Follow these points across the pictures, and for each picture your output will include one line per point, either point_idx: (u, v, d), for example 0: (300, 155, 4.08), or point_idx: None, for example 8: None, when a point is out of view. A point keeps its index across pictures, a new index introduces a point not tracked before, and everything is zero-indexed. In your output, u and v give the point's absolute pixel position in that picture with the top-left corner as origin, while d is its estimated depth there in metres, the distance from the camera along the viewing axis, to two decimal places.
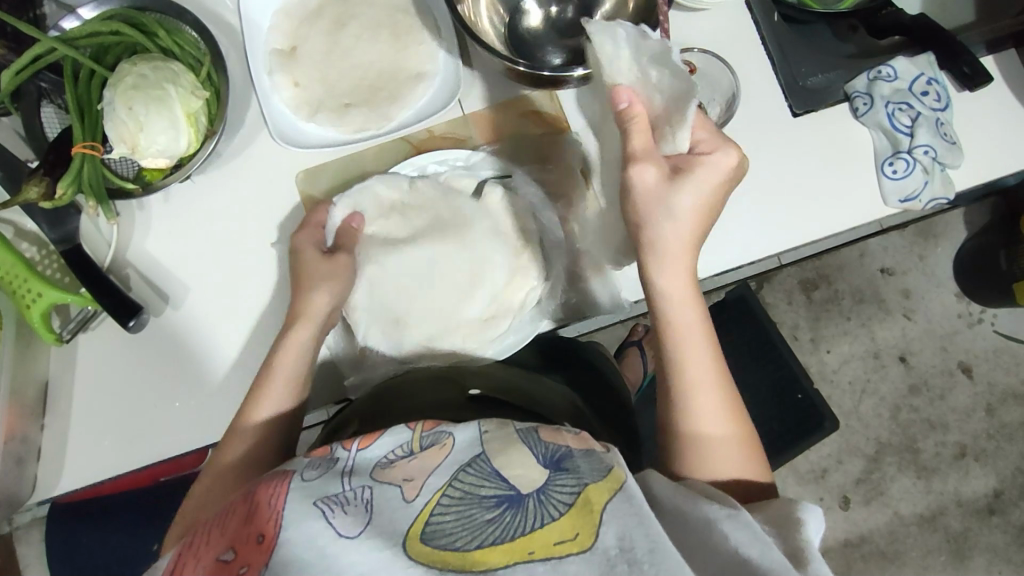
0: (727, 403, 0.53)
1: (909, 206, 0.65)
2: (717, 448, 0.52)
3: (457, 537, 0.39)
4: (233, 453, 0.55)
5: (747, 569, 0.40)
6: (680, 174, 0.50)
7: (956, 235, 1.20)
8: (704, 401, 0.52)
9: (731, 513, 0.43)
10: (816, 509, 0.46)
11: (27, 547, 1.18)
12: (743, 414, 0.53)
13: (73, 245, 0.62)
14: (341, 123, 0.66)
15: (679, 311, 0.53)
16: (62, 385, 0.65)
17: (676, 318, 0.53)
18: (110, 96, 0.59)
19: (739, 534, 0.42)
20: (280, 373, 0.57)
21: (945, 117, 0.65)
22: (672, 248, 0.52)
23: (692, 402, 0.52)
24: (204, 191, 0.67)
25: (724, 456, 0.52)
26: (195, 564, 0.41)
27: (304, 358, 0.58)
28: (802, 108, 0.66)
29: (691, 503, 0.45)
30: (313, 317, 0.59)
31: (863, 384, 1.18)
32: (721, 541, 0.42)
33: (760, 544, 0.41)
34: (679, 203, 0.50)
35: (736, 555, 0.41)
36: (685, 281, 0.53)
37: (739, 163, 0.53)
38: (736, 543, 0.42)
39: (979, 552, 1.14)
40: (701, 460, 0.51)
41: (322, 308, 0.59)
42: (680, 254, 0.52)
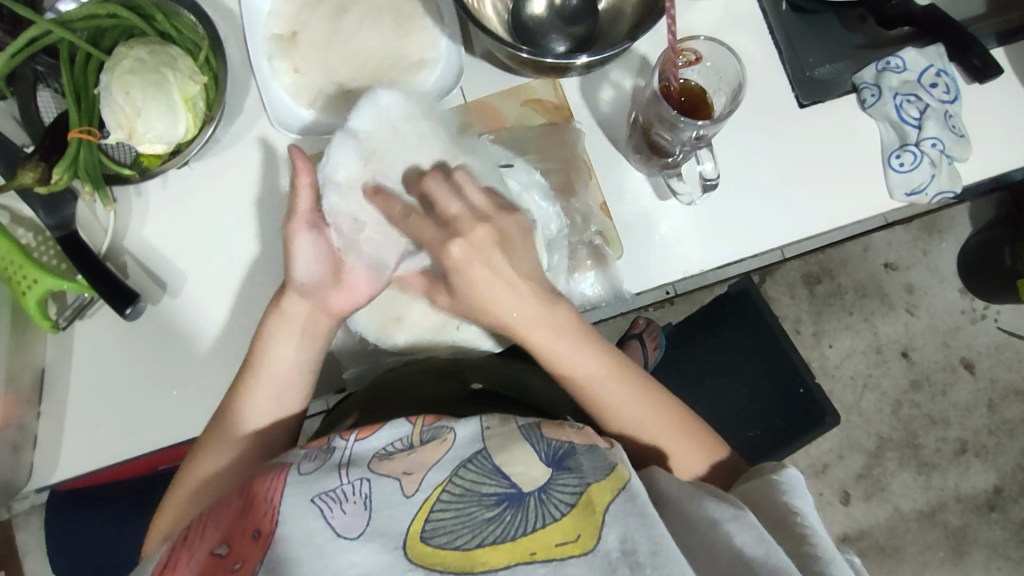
0: (656, 404, 0.56)
1: (916, 200, 0.64)
2: (665, 449, 0.55)
3: (456, 536, 0.39)
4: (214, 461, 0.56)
5: (752, 569, 0.39)
6: (462, 269, 0.54)
7: (961, 230, 1.19)
8: (635, 414, 0.55)
9: (735, 513, 0.43)
10: (797, 474, 0.49)
11: (27, 534, 1.18)
12: (677, 406, 0.57)
13: (69, 232, 0.61)
14: (342, 110, 0.65)
15: (558, 355, 0.55)
16: (58, 372, 0.65)
17: (560, 361, 0.55)
18: (107, 80, 0.58)
19: (743, 533, 0.42)
20: (262, 373, 0.58)
21: (954, 110, 0.65)
22: (522, 306, 0.54)
23: (620, 420, 0.56)
24: (203, 178, 0.66)
25: (674, 450, 0.55)
26: (188, 558, 0.41)
27: (297, 362, 0.58)
28: (809, 99, 0.65)
29: (694, 502, 0.45)
30: (312, 312, 0.58)
31: (865, 379, 1.17)
32: (725, 541, 0.42)
33: (765, 544, 0.41)
34: (470, 277, 0.54)
35: (739, 555, 0.40)
36: (552, 329, 0.55)
37: (493, 231, 0.54)
38: (741, 544, 0.41)
39: (978, 548, 1.14)
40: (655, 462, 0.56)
41: (309, 306, 0.58)
42: (535, 324, 0.55)
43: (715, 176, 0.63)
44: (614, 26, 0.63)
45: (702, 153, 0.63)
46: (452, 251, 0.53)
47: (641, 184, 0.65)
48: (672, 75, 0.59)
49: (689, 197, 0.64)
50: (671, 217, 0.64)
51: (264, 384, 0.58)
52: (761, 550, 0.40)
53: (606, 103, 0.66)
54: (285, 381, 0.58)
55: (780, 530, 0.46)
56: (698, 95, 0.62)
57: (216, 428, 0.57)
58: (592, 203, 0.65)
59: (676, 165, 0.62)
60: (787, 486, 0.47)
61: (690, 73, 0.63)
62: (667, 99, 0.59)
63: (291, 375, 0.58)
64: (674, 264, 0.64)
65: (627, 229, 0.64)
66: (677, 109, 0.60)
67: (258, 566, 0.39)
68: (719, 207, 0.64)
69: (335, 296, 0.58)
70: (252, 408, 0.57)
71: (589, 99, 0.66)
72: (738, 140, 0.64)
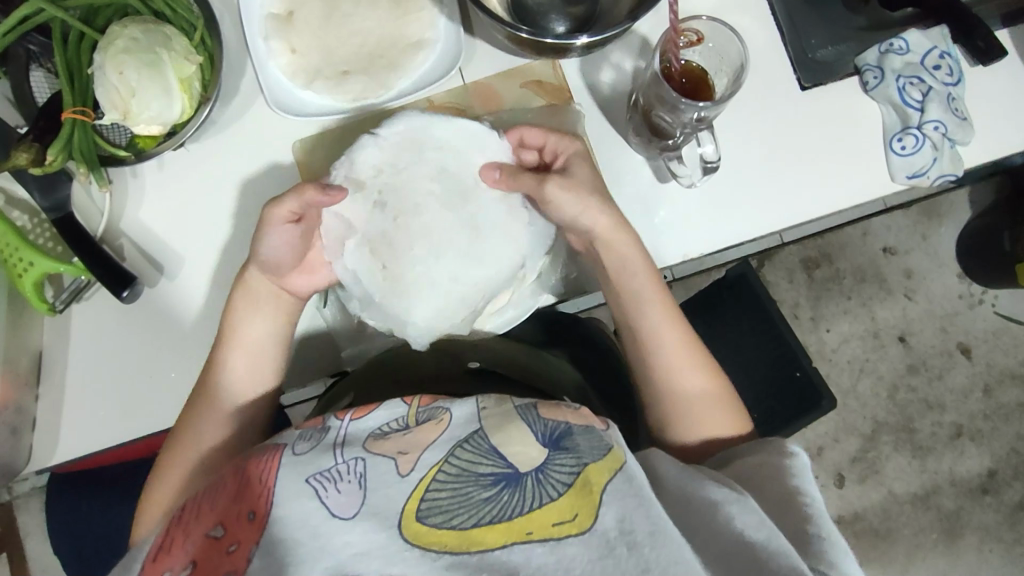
0: (702, 360, 0.59)
1: (917, 183, 0.63)
2: (697, 404, 0.58)
3: (452, 516, 0.39)
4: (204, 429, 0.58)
5: (754, 552, 0.40)
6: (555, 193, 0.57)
7: (961, 215, 1.19)
8: (679, 363, 0.59)
9: (737, 497, 0.44)
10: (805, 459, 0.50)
11: (26, 515, 1.19)
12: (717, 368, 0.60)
13: (64, 214, 0.60)
14: (340, 91, 0.64)
15: (631, 287, 0.60)
16: (55, 355, 0.65)
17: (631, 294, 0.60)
18: (100, 59, 0.57)
19: (744, 516, 0.42)
20: (237, 346, 0.59)
21: (956, 93, 0.64)
22: (610, 231, 0.58)
23: (664, 366, 0.59)
24: (199, 159, 0.65)
25: (704, 409, 0.58)
26: (184, 540, 0.42)
27: (267, 334, 0.60)
28: (811, 81, 0.65)
29: (695, 487, 0.45)
30: (274, 298, 0.60)
31: (862, 363, 1.17)
32: (725, 524, 0.42)
33: (766, 528, 0.41)
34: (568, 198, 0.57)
35: (739, 538, 0.41)
36: (637, 258, 0.59)
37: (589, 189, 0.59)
38: (742, 526, 0.41)
39: (971, 531, 1.15)
40: (685, 416, 0.58)
41: (275, 284, 0.59)
42: (617, 234, 0.58)
43: (716, 159, 0.62)
44: (615, 6, 0.62)
45: (702, 136, 0.62)
46: (586, 219, 0.58)
47: (642, 167, 0.64)
48: (673, 56, 0.58)
49: (690, 179, 0.63)
50: (671, 199, 0.63)
51: (240, 360, 0.59)
52: (761, 534, 0.41)
53: (606, 85, 0.66)
54: (257, 357, 0.59)
55: (779, 514, 0.46)
56: (699, 76, 0.61)
57: (201, 401, 0.58)
58: None
59: (675, 147, 0.62)
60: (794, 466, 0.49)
61: (692, 54, 0.62)
62: (668, 81, 0.58)
63: (264, 347, 0.60)
64: (673, 247, 0.63)
65: (625, 211, 0.64)
66: (677, 91, 0.59)
67: (253, 548, 0.39)
68: (719, 190, 0.63)
69: (299, 280, 0.60)
70: (230, 380, 0.59)
71: (589, 81, 0.66)
72: (740, 122, 0.64)
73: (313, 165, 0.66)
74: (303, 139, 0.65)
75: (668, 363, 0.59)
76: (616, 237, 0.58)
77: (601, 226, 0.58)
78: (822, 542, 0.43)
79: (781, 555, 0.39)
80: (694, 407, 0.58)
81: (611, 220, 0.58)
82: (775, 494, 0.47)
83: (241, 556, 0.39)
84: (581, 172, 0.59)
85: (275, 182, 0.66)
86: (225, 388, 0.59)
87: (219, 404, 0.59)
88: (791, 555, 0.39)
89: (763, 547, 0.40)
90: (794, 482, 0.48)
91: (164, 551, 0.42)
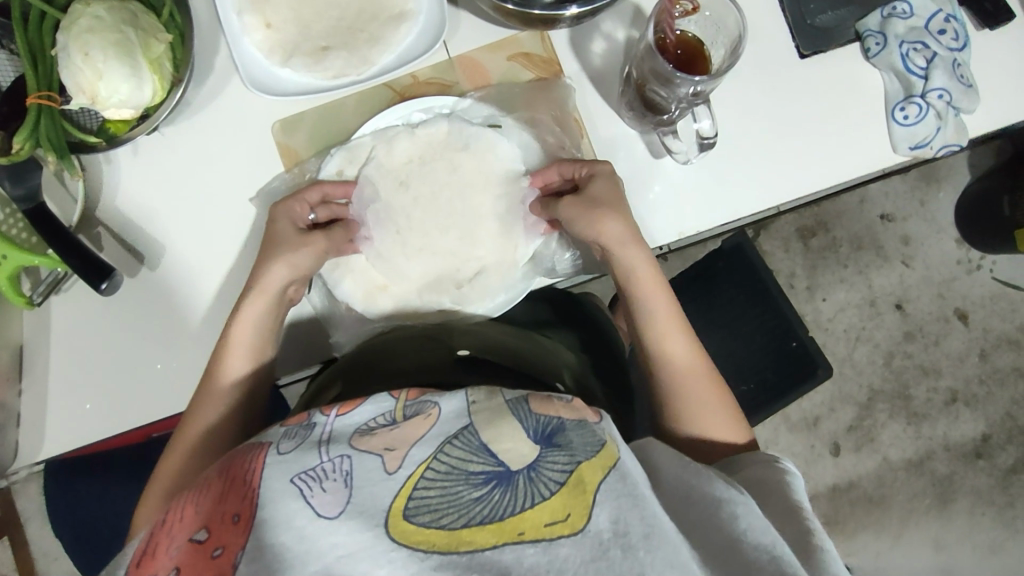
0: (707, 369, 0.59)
1: (919, 154, 0.61)
2: (707, 411, 0.57)
3: (441, 515, 0.38)
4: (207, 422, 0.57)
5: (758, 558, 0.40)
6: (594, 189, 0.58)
7: (959, 179, 1.17)
8: (689, 371, 0.58)
9: (742, 500, 0.44)
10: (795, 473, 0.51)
11: (26, 500, 1.19)
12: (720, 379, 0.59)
13: (36, 204, 0.57)
14: (318, 68, 0.61)
15: (644, 291, 0.59)
16: (36, 348, 0.63)
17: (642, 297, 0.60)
18: (64, 40, 0.54)
19: (749, 519, 0.43)
20: (241, 344, 0.58)
21: (962, 58, 0.61)
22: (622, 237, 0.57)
23: (675, 375, 0.58)
24: (175, 142, 0.63)
25: (711, 417, 0.57)
26: (169, 545, 0.41)
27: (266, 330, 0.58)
28: (810, 48, 0.62)
29: (697, 480, 0.46)
30: (267, 290, 0.58)
31: (858, 332, 1.17)
32: (729, 521, 0.43)
33: (769, 534, 0.42)
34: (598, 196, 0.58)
35: (742, 536, 0.41)
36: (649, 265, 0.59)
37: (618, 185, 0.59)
38: (745, 527, 0.42)
39: (964, 495, 1.16)
40: (693, 421, 0.57)
41: (278, 282, 0.58)
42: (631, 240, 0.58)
43: (712, 135, 0.59)
44: None
45: (699, 111, 0.59)
46: (605, 231, 0.57)
47: (635, 142, 0.62)
48: (668, 26, 0.56)
49: (685, 156, 0.61)
50: (666, 175, 0.61)
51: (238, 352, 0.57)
52: (765, 536, 0.42)
53: (598, 57, 0.63)
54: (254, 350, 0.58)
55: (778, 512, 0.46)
56: (694, 47, 0.59)
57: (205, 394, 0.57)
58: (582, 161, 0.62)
59: (671, 122, 0.59)
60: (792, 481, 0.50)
61: (687, 23, 0.60)
62: (663, 53, 0.56)
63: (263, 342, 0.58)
64: (668, 225, 0.62)
65: None
66: (672, 62, 0.57)
67: (239, 552, 0.38)
68: (716, 165, 0.61)
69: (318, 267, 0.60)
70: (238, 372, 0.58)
71: (580, 52, 0.63)
72: (737, 94, 0.61)
73: (294, 145, 0.63)
74: (283, 119, 0.63)
75: (678, 373, 0.58)
76: (628, 248, 0.58)
77: (614, 232, 0.57)
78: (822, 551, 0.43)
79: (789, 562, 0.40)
80: (699, 410, 0.57)
81: (623, 230, 0.57)
82: (771, 497, 0.48)
83: (226, 561, 0.38)
84: (602, 185, 0.58)
85: (256, 165, 0.63)
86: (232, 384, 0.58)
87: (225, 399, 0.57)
88: (793, 561, 0.40)
89: (765, 550, 0.41)
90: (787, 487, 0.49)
91: (148, 557, 0.41)
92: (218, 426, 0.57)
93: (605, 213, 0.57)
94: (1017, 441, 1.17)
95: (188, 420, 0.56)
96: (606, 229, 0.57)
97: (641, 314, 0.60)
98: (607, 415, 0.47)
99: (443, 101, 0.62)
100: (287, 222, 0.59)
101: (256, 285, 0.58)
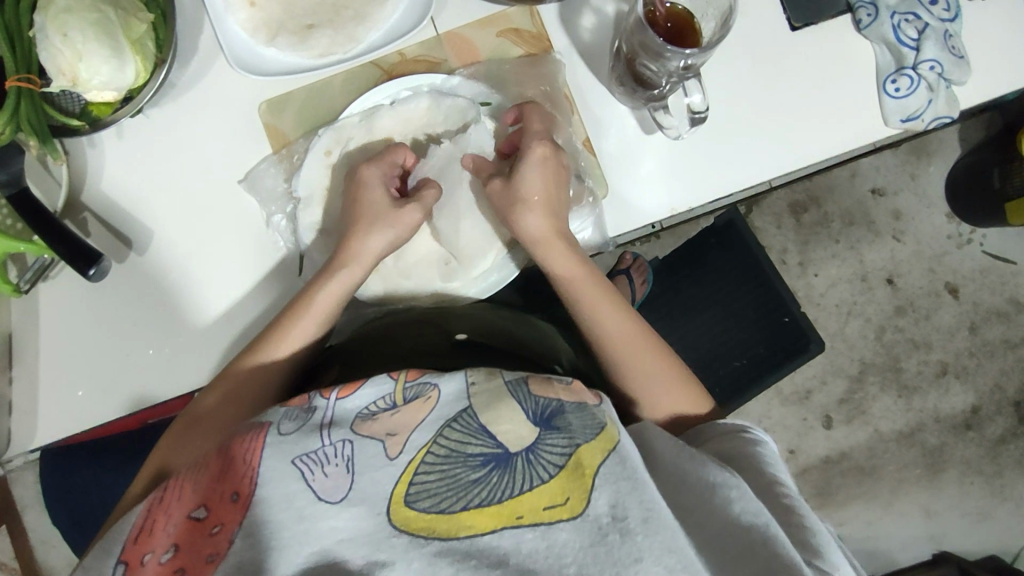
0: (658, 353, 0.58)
1: (910, 127, 0.61)
2: (663, 392, 0.58)
3: (440, 500, 0.40)
4: (214, 407, 0.56)
5: (749, 537, 0.41)
6: (529, 163, 0.57)
7: (950, 152, 1.17)
8: (641, 356, 0.58)
9: (736, 483, 0.45)
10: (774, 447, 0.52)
11: (23, 488, 1.19)
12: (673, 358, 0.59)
13: (18, 189, 0.57)
14: (303, 47, 0.60)
15: (576, 283, 0.58)
16: (26, 335, 0.63)
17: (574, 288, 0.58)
18: (41, 21, 0.53)
19: (742, 502, 0.43)
20: (311, 313, 0.57)
21: (953, 30, 0.61)
22: (540, 236, 0.57)
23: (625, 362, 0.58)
24: (162, 125, 0.62)
25: (667, 395, 0.58)
26: (165, 521, 0.42)
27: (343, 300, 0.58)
28: (801, 21, 0.61)
29: (690, 465, 0.46)
30: (367, 260, 0.58)
31: (850, 306, 1.17)
32: (723, 506, 0.43)
33: (764, 515, 0.43)
34: (528, 181, 0.57)
35: (736, 521, 0.42)
36: (574, 258, 0.58)
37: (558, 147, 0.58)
38: (739, 510, 0.43)
39: (953, 465, 1.18)
40: (650, 400, 0.58)
41: (376, 252, 0.58)
42: (552, 238, 0.57)
43: (704, 109, 0.58)
44: None
45: (691, 85, 0.58)
46: (525, 227, 0.57)
47: (626, 117, 0.62)
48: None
49: (677, 131, 0.60)
50: (657, 152, 0.61)
51: (308, 326, 0.57)
52: (759, 519, 0.42)
53: (587, 32, 0.62)
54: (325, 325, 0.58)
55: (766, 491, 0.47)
56: (684, 19, 0.58)
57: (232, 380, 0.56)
58: (575, 138, 0.62)
59: (661, 97, 0.59)
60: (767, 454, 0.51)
61: None
62: (652, 25, 0.56)
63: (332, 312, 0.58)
64: (658, 201, 0.61)
65: (609, 165, 0.61)
66: (661, 36, 0.57)
67: (236, 529, 0.40)
68: (706, 142, 0.61)
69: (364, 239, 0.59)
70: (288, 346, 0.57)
71: (570, 27, 0.62)
72: (729, 69, 0.61)
73: (281, 126, 0.63)
74: (269, 101, 0.62)
75: (627, 361, 0.58)
76: (550, 240, 0.57)
77: (536, 229, 0.57)
78: (811, 530, 0.44)
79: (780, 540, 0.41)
80: (656, 388, 0.57)
81: (547, 226, 0.57)
82: (757, 480, 0.48)
83: (224, 539, 0.40)
84: (535, 171, 0.57)
85: (244, 147, 0.62)
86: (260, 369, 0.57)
87: (249, 387, 0.56)
88: (787, 543, 0.41)
89: (760, 533, 0.41)
90: (773, 471, 0.49)
91: (146, 532, 0.42)
92: (222, 411, 0.56)
93: (527, 208, 0.56)
94: (1006, 412, 1.19)
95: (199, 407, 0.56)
96: (525, 226, 0.57)
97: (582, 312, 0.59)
98: (608, 399, 0.47)
99: (430, 78, 0.61)
100: (378, 186, 0.58)
101: (352, 248, 0.58)
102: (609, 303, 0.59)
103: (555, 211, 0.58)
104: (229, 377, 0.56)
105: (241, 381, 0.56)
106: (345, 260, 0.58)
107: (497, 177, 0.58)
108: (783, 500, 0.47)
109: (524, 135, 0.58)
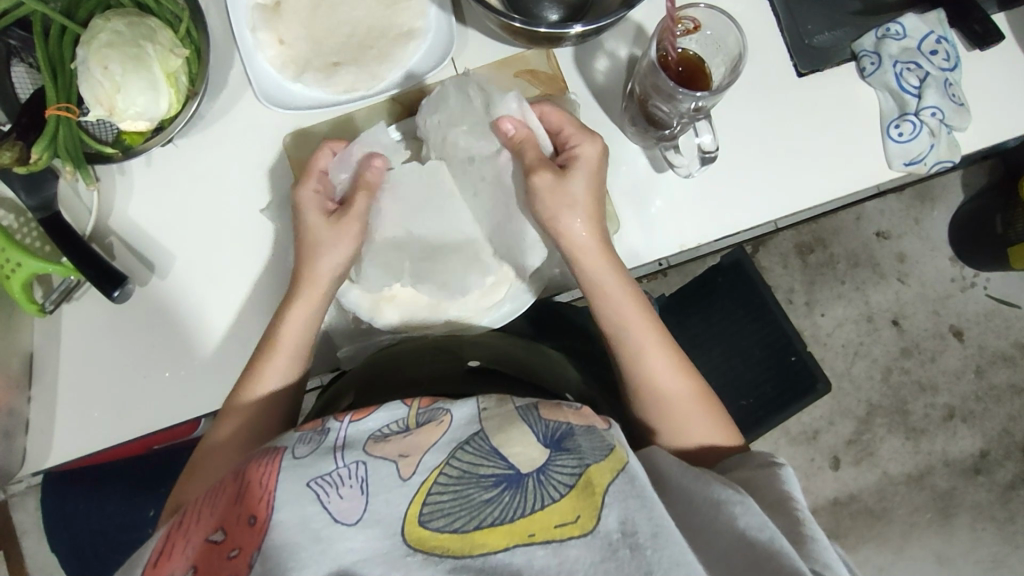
0: (688, 386, 0.59)
1: (914, 169, 0.63)
2: (696, 425, 0.58)
3: (454, 519, 0.41)
4: (227, 436, 0.57)
5: (753, 549, 0.42)
6: (575, 163, 0.58)
7: (953, 197, 1.19)
8: (675, 390, 0.58)
9: (740, 499, 0.46)
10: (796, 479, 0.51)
11: (23, 513, 1.18)
12: (703, 387, 0.60)
13: (52, 213, 0.59)
14: (329, 84, 0.63)
15: (626, 316, 0.59)
16: (46, 356, 0.64)
17: (625, 322, 0.59)
18: (84, 54, 0.56)
19: (747, 517, 0.44)
20: (280, 350, 0.58)
21: (953, 78, 0.64)
22: (592, 251, 0.58)
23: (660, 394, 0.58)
24: (189, 153, 0.64)
25: (702, 424, 0.58)
26: (184, 545, 0.43)
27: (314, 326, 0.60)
28: (807, 68, 0.64)
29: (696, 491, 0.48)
30: (323, 280, 0.60)
31: (856, 347, 1.18)
32: (729, 523, 0.44)
33: (767, 529, 0.43)
34: (576, 193, 0.57)
35: (741, 537, 0.43)
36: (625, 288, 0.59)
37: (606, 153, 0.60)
38: (744, 526, 0.44)
39: (964, 510, 1.16)
40: (690, 427, 0.58)
41: (330, 275, 0.60)
42: (603, 264, 0.58)
43: (714, 148, 0.61)
44: None
45: (701, 125, 0.62)
46: (574, 238, 0.58)
47: (638, 156, 0.64)
48: (670, 45, 0.57)
49: (687, 169, 0.62)
50: (669, 189, 0.63)
51: (281, 360, 0.59)
52: (762, 533, 0.43)
53: (601, 74, 0.65)
54: (301, 349, 0.60)
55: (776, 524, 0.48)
56: (695, 65, 0.61)
57: (240, 406, 0.58)
58: None
59: (672, 137, 0.61)
60: (784, 476, 0.50)
61: (688, 42, 0.62)
62: (665, 70, 0.58)
63: (302, 341, 0.59)
64: (670, 237, 0.63)
65: (625, 202, 0.63)
66: (673, 79, 0.59)
67: (254, 553, 0.40)
68: (715, 180, 0.63)
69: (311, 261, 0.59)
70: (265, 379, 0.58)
71: (584, 70, 0.65)
72: (737, 112, 0.63)
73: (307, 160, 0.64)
74: (293, 132, 0.64)
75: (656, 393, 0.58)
76: (597, 258, 0.58)
77: (586, 240, 0.58)
78: (813, 539, 0.45)
79: (779, 554, 0.42)
80: (688, 420, 0.58)
81: (595, 243, 0.58)
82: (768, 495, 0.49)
83: (242, 562, 0.40)
84: (580, 184, 0.57)
85: (263, 180, 0.64)
86: (264, 385, 0.58)
87: (258, 415, 0.58)
88: (791, 555, 0.42)
89: (765, 547, 0.42)
90: (786, 486, 0.49)
91: (164, 556, 0.42)
92: (236, 441, 0.57)
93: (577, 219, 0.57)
94: (1015, 457, 1.17)
95: (209, 436, 0.58)
96: (572, 242, 0.58)
97: (624, 347, 0.59)
98: (615, 422, 0.49)
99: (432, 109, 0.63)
100: (312, 206, 0.60)
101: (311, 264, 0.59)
102: (651, 339, 0.59)
103: (600, 225, 0.59)
104: (235, 411, 0.58)
105: (248, 408, 0.58)
106: (306, 282, 0.59)
107: (547, 171, 0.57)
108: (786, 515, 0.47)
109: (571, 134, 0.59)
